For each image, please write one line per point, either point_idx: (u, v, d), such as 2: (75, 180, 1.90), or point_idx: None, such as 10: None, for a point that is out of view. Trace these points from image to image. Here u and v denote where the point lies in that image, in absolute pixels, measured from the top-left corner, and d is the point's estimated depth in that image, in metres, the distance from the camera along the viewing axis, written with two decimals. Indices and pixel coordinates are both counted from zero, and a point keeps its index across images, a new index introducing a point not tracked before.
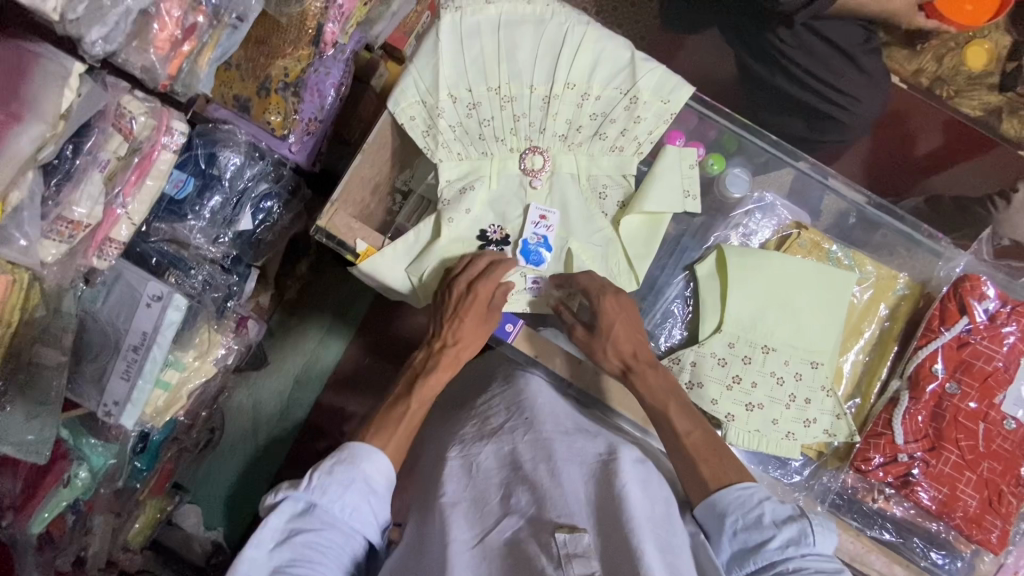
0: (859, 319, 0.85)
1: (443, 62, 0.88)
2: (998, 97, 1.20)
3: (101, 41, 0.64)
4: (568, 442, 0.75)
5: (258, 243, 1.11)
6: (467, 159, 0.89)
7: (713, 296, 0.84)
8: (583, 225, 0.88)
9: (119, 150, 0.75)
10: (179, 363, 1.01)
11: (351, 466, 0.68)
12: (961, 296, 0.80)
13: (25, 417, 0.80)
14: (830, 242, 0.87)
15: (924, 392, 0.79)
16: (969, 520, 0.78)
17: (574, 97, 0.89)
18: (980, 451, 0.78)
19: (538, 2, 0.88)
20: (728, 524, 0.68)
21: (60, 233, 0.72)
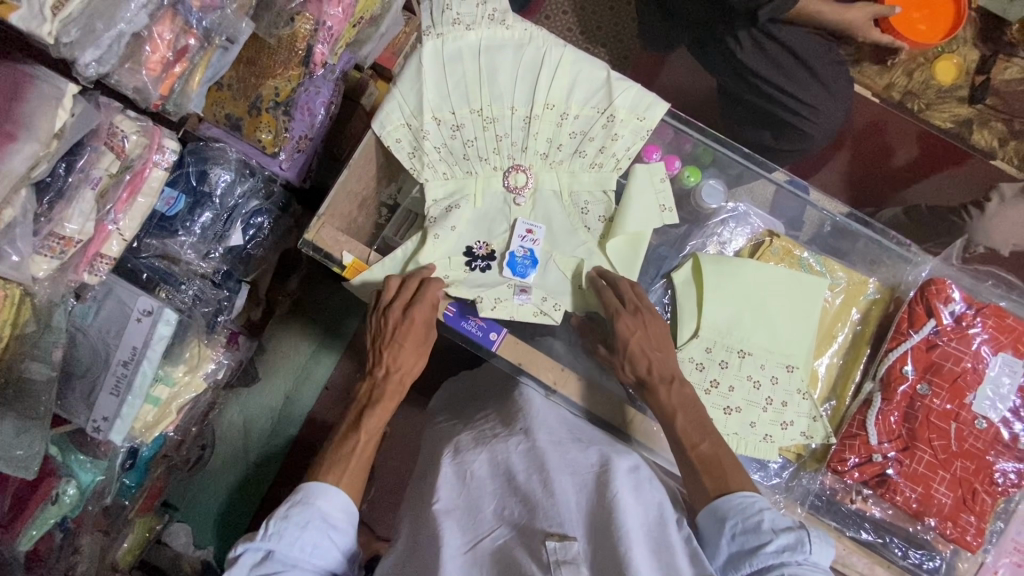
0: (832, 322, 0.87)
1: (427, 86, 0.91)
2: (967, 110, 1.24)
3: (94, 63, 0.66)
4: (561, 452, 0.76)
5: (249, 258, 1.12)
6: (452, 178, 0.92)
7: (691, 303, 0.86)
8: (567, 238, 0.91)
9: (111, 168, 0.77)
10: (169, 377, 1.03)
11: (307, 505, 0.70)
12: (928, 299, 0.83)
13: (15, 432, 0.80)
14: (802, 249, 0.89)
15: (896, 393, 0.81)
16: (945, 518, 0.79)
17: (554, 117, 0.92)
18: (952, 450, 0.80)
19: (517, 28, 0.92)
20: (727, 527, 0.68)
21: (52, 248, 0.73)
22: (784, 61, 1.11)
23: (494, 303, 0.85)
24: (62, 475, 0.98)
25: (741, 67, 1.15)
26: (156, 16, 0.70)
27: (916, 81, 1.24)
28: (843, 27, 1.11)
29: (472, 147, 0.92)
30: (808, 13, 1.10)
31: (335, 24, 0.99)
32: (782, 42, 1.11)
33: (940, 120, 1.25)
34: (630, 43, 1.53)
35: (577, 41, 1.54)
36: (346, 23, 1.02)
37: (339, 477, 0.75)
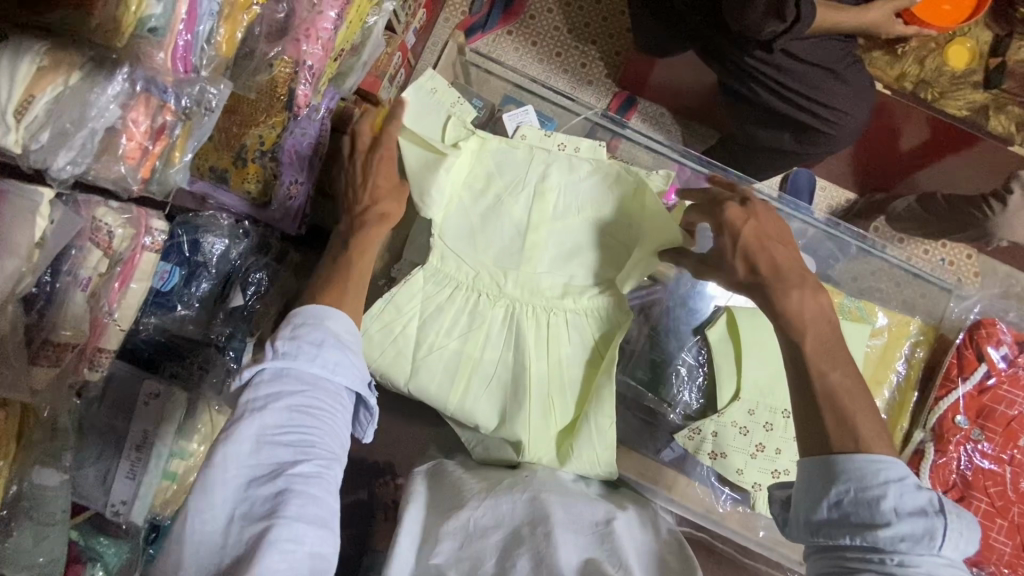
0: (878, 370, 0.82)
1: (456, 164, 0.85)
2: (983, 95, 1.19)
3: (70, 165, 0.62)
4: (565, 506, 0.73)
5: (251, 316, 1.05)
6: (443, 355, 0.84)
7: (729, 363, 0.87)
8: (528, 296, 0.86)
9: (99, 265, 0.72)
10: (184, 451, 0.96)
11: (317, 325, 0.65)
12: (977, 343, 0.80)
13: (35, 539, 0.78)
14: (842, 294, 0.84)
15: (950, 444, 0.78)
16: (1006, 566, 0.76)
17: (585, 199, 0.88)
18: (1009, 496, 0.77)
19: (565, 146, 0.89)
20: (833, 492, 0.58)
21: (48, 357, 0.69)
22: (798, 69, 1.07)
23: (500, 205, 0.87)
24: (86, 560, 0.95)
25: (759, 78, 1.09)
26: (128, 104, 0.63)
27: (929, 68, 1.18)
28: (865, 28, 1.06)
29: (493, 253, 0.86)
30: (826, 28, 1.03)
31: (314, 63, 0.89)
32: (794, 54, 1.06)
33: (954, 108, 1.20)
34: (620, 39, 1.50)
35: (566, 41, 1.51)
36: (326, 59, 0.92)
37: (310, 360, 0.62)
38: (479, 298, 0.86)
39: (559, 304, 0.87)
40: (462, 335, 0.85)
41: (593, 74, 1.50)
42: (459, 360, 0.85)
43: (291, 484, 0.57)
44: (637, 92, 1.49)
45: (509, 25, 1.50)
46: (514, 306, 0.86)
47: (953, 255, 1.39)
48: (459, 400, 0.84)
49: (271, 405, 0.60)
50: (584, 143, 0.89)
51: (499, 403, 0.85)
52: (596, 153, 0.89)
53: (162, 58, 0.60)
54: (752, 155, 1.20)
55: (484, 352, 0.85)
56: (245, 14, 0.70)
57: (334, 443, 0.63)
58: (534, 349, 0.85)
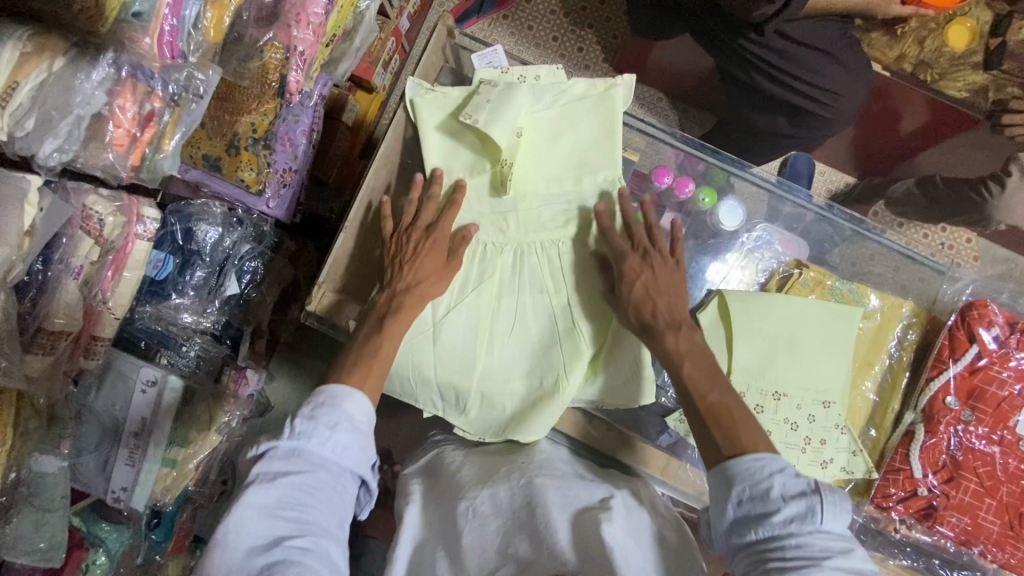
0: (869, 351, 0.82)
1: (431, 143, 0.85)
2: (983, 76, 1.14)
3: (56, 152, 0.62)
4: (562, 489, 0.71)
5: (247, 303, 1.09)
6: (458, 307, 0.82)
7: (719, 344, 0.79)
8: (529, 242, 0.84)
9: (92, 254, 0.72)
10: (183, 440, 0.98)
11: (334, 407, 0.64)
12: (969, 324, 0.79)
13: (36, 525, 0.79)
14: (833, 277, 0.83)
15: (940, 425, 0.77)
16: (992, 544, 0.76)
17: (576, 148, 0.86)
18: (998, 476, 0.76)
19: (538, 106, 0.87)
20: (733, 494, 0.62)
21: (43, 345, 0.69)
22: (794, 52, 1.05)
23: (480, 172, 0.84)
24: (90, 545, 0.98)
25: (753, 61, 1.08)
26: (114, 90, 0.63)
27: (927, 49, 1.14)
28: (861, 9, 1.04)
29: (485, 220, 0.84)
30: (820, 8, 1.02)
31: (306, 48, 0.88)
32: (789, 36, 1.05)
33: (954, 90, 1.18)
34: (617, 22, 1.48)
35: (562, 24, 1.49)
36: (319, 44, 0.91)
37: (325, 441, 0.62)
38: (480, 255, 0.84)
39: (562, 234, 0.84)
40: (476, 286, 0.83)
41: (589, 58, 1.49)
42: (478, 315, 0.82)
43: (290, 559, 0.57)
44: (634, 77, 1.48)
45: (505, 8, 1.49)
46: (521, 246, 0.84)
47: (953, 239, 1.39)
48: (486, 359, 0.82)
49: (278, 480, 0.59)
50: (543, 69, 0.87)
51: (524, 354, 0.83)
52: (573, 102, 0.87)
53: (148, 42, 0.60)
54: (748, 141, 1.21)
55: (500, 301, 0.83)
56: None
57: (334, 523, 0.61)
58: (549, 287, 0.83)
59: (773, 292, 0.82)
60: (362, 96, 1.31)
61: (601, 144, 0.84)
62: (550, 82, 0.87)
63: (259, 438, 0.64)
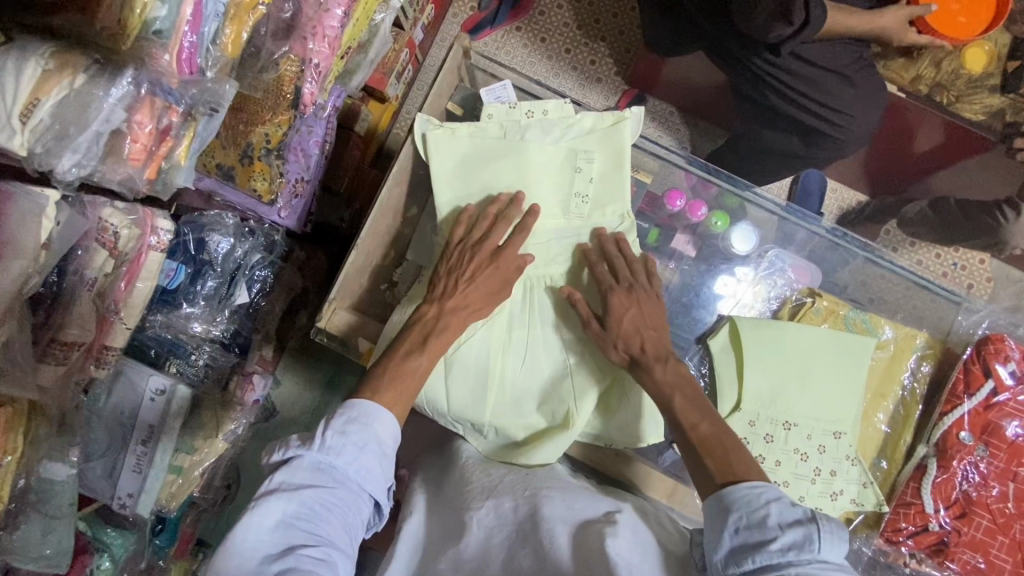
0: (883, 382, 0.81)
1: (440, 162, 0.81)
2: (1000, 100, 1.13)
3: (74, 167, 0.61)
4: (566, 502, 0.69)
5: (256, 313, 1.10)
6: (468, 340, 0.79)
7: (729, 372, 0.78)
8: (541, 263, 0.82)
9: (106, 265, 0.72)
10: (188, 446, 1.00)
11: (365, 425, 0.60)
12: (985, 360, 0.78)
13: (42, 531, 0.80)
14: (846, 306, 0.83)
15: (953, 461, 0.76)
16: None
17: (586, 180, 0.82)
18: (1011, 513, 0.76)
19: (552, 131, 0.84)
20: (727, 522, 0.56)
21: (55, 356, 0.69)
22: (806, 73, 1.06)
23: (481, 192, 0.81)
24: (94, 550, 0.98)
25: (766, 79, 1.07)
26: (133, 106, 0.64)
27: (945, 71, 1.14)
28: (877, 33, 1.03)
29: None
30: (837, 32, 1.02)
31: (321, 61, 0.89)
32: (804, 58, 1.05)
33: (970, 113, 1.15)
34: (631, 35, 1.48)
35: (575, 38, 1.49)
36: (333, 57, 0.91)
37: (354, 453, 0.58)
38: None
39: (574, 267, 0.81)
40: (488, 320, 0.80)
41: (602, 71, 1.49)
42: (489, 349, 0.79)
43: (300, 569, 0.53)
44: (647, 90, 1.48)
45: (519, 20, 1.49)
46: (531, 282, 0.82)
47: (966, 261, 1.38)
48: (497, 397, 0.79)
49: (300, 491, 0.56)
50: (551, 103, 0.84)
51: (535, 390, 0.80)
52: (581, 136, 0.84)
53: (167, 59, 0.60)
54: (759, 160, 1.19)
55: (511, 334, 0.80)
56: (251, 14, 0.70)
57: (346, 542, 0.57)
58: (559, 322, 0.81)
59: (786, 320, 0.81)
60: (375, 107, 1.32)
61: (610, 176, 0.82)
62: (558, 117, 0.85)
63: (285, 441, 0.59)
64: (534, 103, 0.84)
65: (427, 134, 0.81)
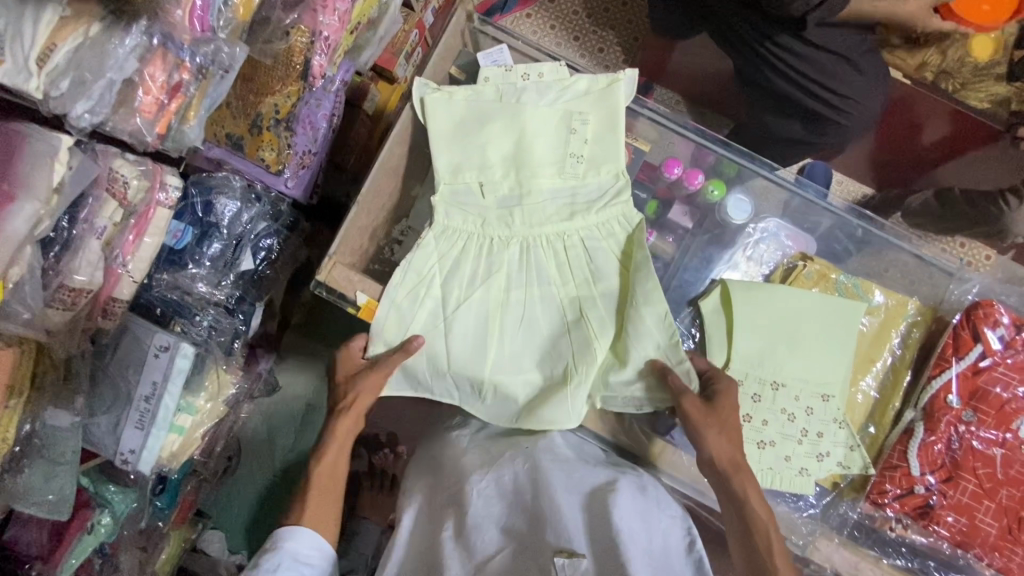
0: (871, 347, 0.81)
1: (437, 124, 0.84)
2: (1006, 88, 1.14)
3: (88, 114, 0.63)
4: (567, 472, 0.75)
5: (260, 280, 1.12)
6: (468, 299, 0.80)
7: (720, 333, 0.79)
8: (535, 219, 0.83)
9: (116, 215, 0.75)
10: (191, 407, 1.01)
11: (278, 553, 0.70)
12: (974, 323, 0.78)
13: (46, 477, 0.82)
14: (837, 271, 0.83)
15: (939, 423, 0.77)
16: (990, 549, 0.76)
17: (580, 141, 0.84)
18: (998, 478, 0.76)
19: (548, 94, 0.86)
20: None
21: (63, 300, 0.72)
22: (810, 55, 1.06)
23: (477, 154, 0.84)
24: (96, 505, 1.01)
25: (770, 63, 1.09)
26: (145, 57, 0.66)
27: (951, 58, 1.14)
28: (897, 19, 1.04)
29: (490, 214, 0.83)
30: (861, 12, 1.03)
31: (331, 33, 0.91)
32: (810, 40, 1.05)
33: (975, 100, 1.18)
34: (639, 25, 1.50)
35: (584, 25, 1.51)
36: (343, 31, 0.94)
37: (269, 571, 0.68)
38: (486, 248, 0.82)
39: (570, 226, 0.82)
40: (483, 278, 0.81)
41: (609, 59, 1.50)
42: (487, 307, 0.81)
43: None
44: (654, 79, 1.49)
45: (529, 7, 1.51)
46: (529, 240, 0.83)
47: (972, 255, 1.37)
48: (496, 355, 0.80)
49: None
50: (547, 66, 0.86)
51: (534, 348, 0.81)
52: (576, 97, 0.86)
53: (179, 15, 0.63)
54: (766, 145, 1.21)
55: (507, 294, 0.81)
56: None
57: None
58: (556, 279, 0.82)
59: (777, 283, 0.83)
60: (384, 87, 1.31)
61: (604, 138, 0.84)
62: (554, 79, 0.86)
63: None
64: (529, 65, 0.86)
65: (426, 98, 0.84)
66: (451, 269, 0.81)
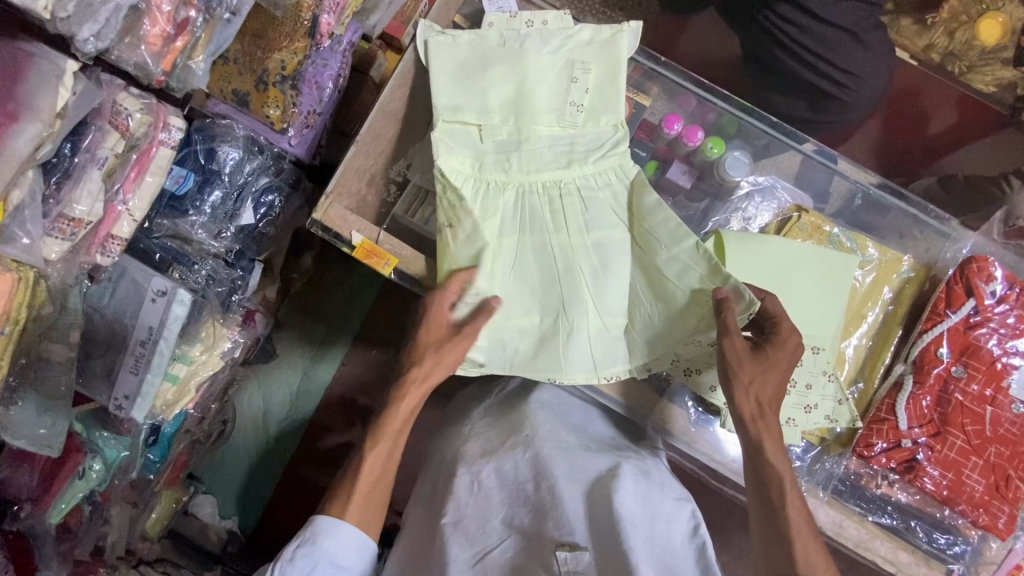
0: (862, 303, 0.83)
1: (439, 73, 0.86)
2: (1012, 72, 1.21)
3: (94, 39, 0.64)
4: (568, 458, 0.73)
5: (261, 236, 1.12)
6: (469, 240, 0.79)
7: None
8: (533, 165, 0.85)
9: (117, 147, 0.76)
10: (186, 356, 1.02)
11: (313, 548, 0.67)
12: (968, 278, 0.79)
13: (37, 411, 0.81)
14: (832, 225, 0.85)
15: (929, 375, 0.78)
16: (975, 505, 0.77)
17: (581, 90, 0.87)
18: (986, 436, 0.77)
19: (549, 45, 0.88)
20: None
21: (63, 230, 0.72)
22: (817, 30, 1.05)
23: (478, 102, 0.86)
24: (88, 451, 1.01)
25: (780, 39, 1.08)
26: None
27: (957, 41, 1.21)
28: None
29: (487, 157, 0.85)
30: None
31: None
32: (816, 13, 1.04)
33: (981, 84, 1.24)
34: None
35: None
36: None
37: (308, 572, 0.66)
38: (482, 192, 0.83)
39: (566, 173, 0.85)
40: (481, 220, 0.81)
41: None
42: (484, 251, 0.80)
43: None
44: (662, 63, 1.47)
45: None
46: (524, 187, 0.84)
47: None
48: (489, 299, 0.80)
49: None
50: (551, 15, 0.89)
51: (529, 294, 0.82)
52: (579, 47, 0.88)
53: None
54: None
55: (501, 239, 0.82)
56: None
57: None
58: (551, 225, 0.83)
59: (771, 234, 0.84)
60: (392, 57, 1.27)
61: (604, 87, 0.87)
62: (558, 28, 0.89)
63: None
64: (533, 12, 0.89)
65: (429, 40, 0.86)
66: (452, 212, 0.81)
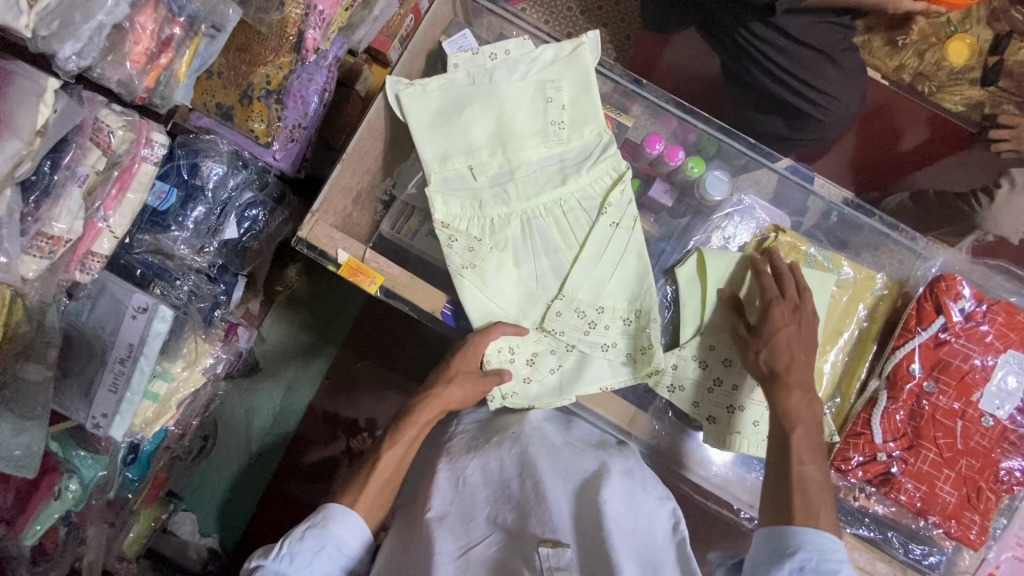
0: (839, 320, 0.85)
1: (421, 107, 0.88)
2: (980, 92, 1.28)
3: (75, 57, 0.63)
4: (554, 458, 0.74)
5: (244, 251, 1.12)
6: (498, 277, 0.83)
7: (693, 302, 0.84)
8: (531, 188, 0.87)
9: (98, 165, 0.75)
10: (167, 373, 1.01)
11: (324, 531, 0.66)
12: (937, 296, 0.81)
13: (13, 432, 0.78)
14: (808, 244, 0.87)
15: (902, 391, 0.80)
16: (948, 517, 0.79)
17: (557, 108, 0.89)
18: (957, 448, 0.79)
19: (528, 59, 0.90)
20: (795, 559, 0.63)
21: (41, 248, 0.71)
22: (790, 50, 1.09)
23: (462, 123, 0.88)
24: (64, 471, 0.98)
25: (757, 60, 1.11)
26: (137, 5, 0.67)
27: (927, 62, 1.27)
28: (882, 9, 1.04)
29: (484, 195, 0.87)
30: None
31: (325, 8, 0.93)
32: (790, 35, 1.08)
33: (951, 104, 1.31)
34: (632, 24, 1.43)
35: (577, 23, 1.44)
36: (337, 6, 0.96)
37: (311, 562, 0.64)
38: (489, 229, 0.85)
39: (563, 190, 0.86)
40: (496, 251, 0.84)
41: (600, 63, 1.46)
42: (509, 281, 0.84)
43: None
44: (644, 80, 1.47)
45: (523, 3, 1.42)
46: (527, 214, 0.86)
47: None
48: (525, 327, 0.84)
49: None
50: (512, 43, 0.91)
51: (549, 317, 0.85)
52: (545, 68, 0.90)
53: None
54: None
55: (520, 268, 0.85)
56: None
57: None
58: (561, 244, 0.86)
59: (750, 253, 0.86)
60: (378, 71, 1.27)
61: (581, 100, 0.89)
62: (520, 54, 0.91)
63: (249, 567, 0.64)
64: (495, 45, 0.90)
65: (400, 94, 0.87)
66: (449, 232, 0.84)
